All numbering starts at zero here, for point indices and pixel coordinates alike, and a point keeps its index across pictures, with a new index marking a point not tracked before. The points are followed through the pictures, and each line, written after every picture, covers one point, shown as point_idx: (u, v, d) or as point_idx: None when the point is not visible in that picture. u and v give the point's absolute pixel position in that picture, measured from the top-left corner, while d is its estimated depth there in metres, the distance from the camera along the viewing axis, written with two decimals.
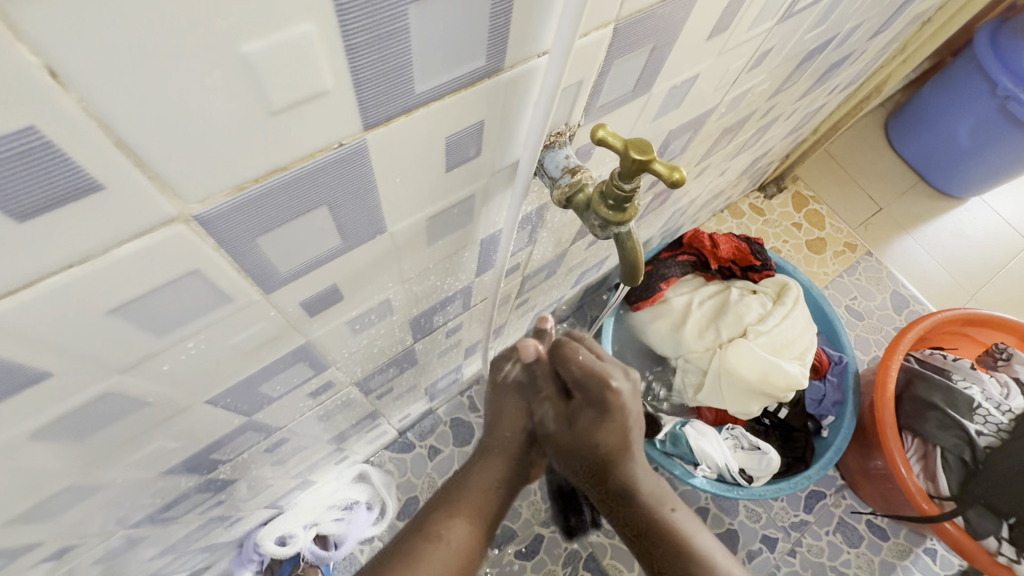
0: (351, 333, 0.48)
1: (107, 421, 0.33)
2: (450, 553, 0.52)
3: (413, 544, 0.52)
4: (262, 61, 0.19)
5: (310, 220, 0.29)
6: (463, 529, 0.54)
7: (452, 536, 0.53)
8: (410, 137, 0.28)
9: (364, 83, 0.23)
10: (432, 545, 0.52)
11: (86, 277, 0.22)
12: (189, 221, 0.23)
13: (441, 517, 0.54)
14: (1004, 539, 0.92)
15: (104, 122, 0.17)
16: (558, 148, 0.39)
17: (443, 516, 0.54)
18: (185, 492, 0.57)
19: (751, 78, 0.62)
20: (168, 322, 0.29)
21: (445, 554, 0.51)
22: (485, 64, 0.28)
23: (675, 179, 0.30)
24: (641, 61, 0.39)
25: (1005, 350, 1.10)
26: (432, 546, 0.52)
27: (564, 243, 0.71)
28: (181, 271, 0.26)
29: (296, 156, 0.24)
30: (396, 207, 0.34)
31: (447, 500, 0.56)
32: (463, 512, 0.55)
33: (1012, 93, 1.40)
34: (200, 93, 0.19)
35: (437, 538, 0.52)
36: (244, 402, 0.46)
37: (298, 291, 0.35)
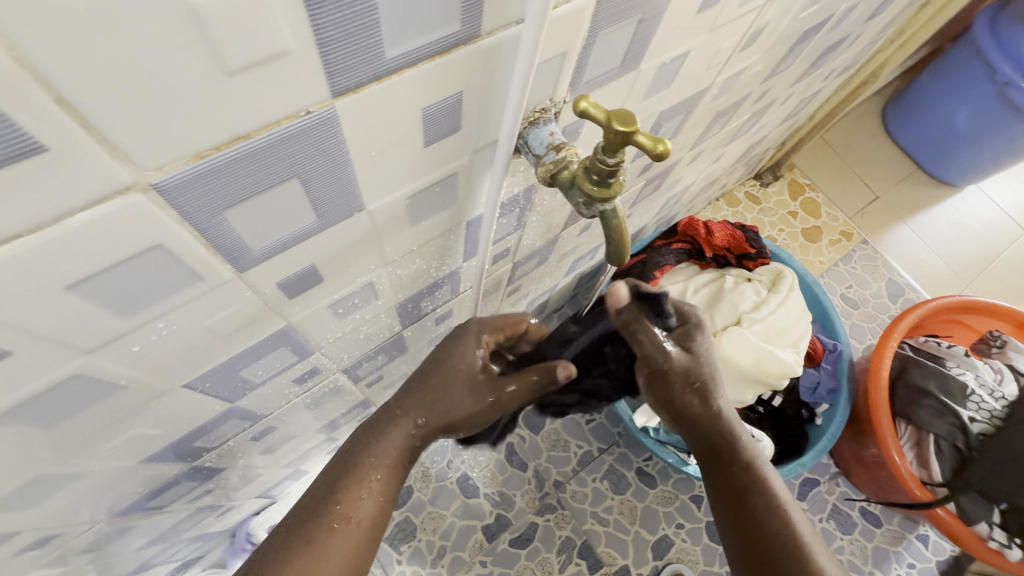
0: (335, 317, 0.47)
1: (77, 405, 0.32)
2: (354, 535, 0.45)
3: (314, 528, 0.44)
4: (213, 13, 0.18)
5: (281, 194, 0.28)
6: (370, 504, 0.47)
7: (360, 514, 0.46)
8: (383, 107, 0.27)
9: (328, 43, 0.22)
10: (333, 531, 0.45)
11: (36, 249, 0.21)
12: (146, 190, 0.22)
13: (346, 494, 0.46)
14: (996, 525, 0.93)
15: (41, 76, 0.16)
16: (542, 124, 0.38)
17: (347, 494, 0.46)
18: (170, 480, 0.56)
19: (744, 58, 0.61)
20: (135, 301, 0.28)
21: (348, 537, 0.45)
22: (460, 29, 0.26)
23: (660, 152, 0.29)
24: (627, 34, 0.38)
25: (1000, 337, 1.11)
26: (335, 531, 0.45)
27: (555, 228, 0.70)
28: (143, 245, 0.25)
29: (259, 122, 0.23)
30: (373, 183, 0.33)
31: (352, 472, 0.47)
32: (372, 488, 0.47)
33: (1012, 79, 1.39)
34: (146, 47, 0.18)
35: (343, 522, 0.45)
36: (225, 388, 0.45)
37: (274, 271, 0.34)
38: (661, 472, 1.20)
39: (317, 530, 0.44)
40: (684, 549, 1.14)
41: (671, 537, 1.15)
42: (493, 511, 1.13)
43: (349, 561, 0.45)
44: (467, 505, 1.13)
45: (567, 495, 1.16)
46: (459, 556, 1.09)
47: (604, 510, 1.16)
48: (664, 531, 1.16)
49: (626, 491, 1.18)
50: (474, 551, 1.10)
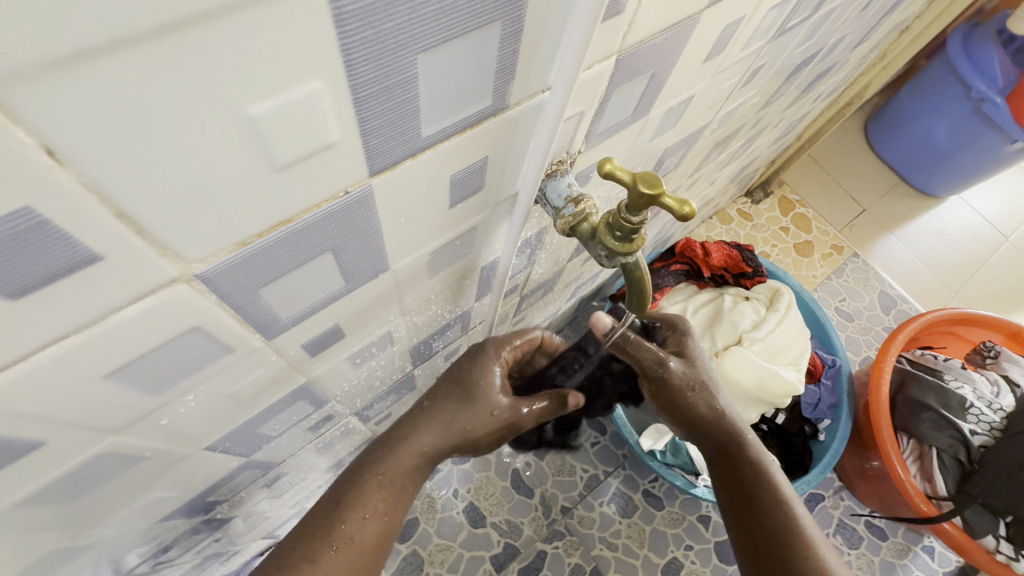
0: (352, 367, 0.47)
1: (101, 479, 0.32)
2: (357, 555, 0.41)
3: (312, 547, 0.40)
4: (268, 120, 0.18)
5: (315, 267, 0.28)
6: (372, 522, 0.42)
7: (365, 534, 0.42)
8: (415, 179, 0.28)
9: (371, 132, 0.22)
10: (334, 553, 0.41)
11: (80, 346, 0.21)
12: (191, 280, 0.22)
13: (345, 513, 0.42)
14: (1002, 538, 0.93)
15: (104, 195, 0.16)
16: (560, 176, 0.39)
17: (340, 514, 0.42)
18: (180, 534, 0.55)
19: (742, 94, 0.63)
20: (167, 379, 0.28)
21: (349, 560, 0.41)
22: (491, 103, 0.27)
23: (686, 213, 0.30)
24: (640, 87, 0.39)
25: (993, 348, 1.13)
26: (335, 552, 0.41)
27: (561, 261, 0.71)
28: (183, 327, 0.25)
29: (301, 207, 0.23)
30: (398, 246, 0.33)
31: (354, 487, 0.43)
32: (377, 505, 0.43)
33: (986, 95, 1.44)
34: (202, 157, 0.18)
35: (345, 542, 0.41)
36: (243, 445, 0.44)
37: (300, 334, 0.34)
38: (667, 492, 1.20)
39: (313, 550, 0.40)
40: (694, 571, 1.13)
41: (680, 559, 1.14)
42: (500, 540, 1.12)
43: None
44: (474, 535, 1.12)
45: (575, 521, 1.16)
46: None
47: (612, 534, 1.15)
48: (673, 553, 1.15)
49: (634, 513, 1.18)
50: None
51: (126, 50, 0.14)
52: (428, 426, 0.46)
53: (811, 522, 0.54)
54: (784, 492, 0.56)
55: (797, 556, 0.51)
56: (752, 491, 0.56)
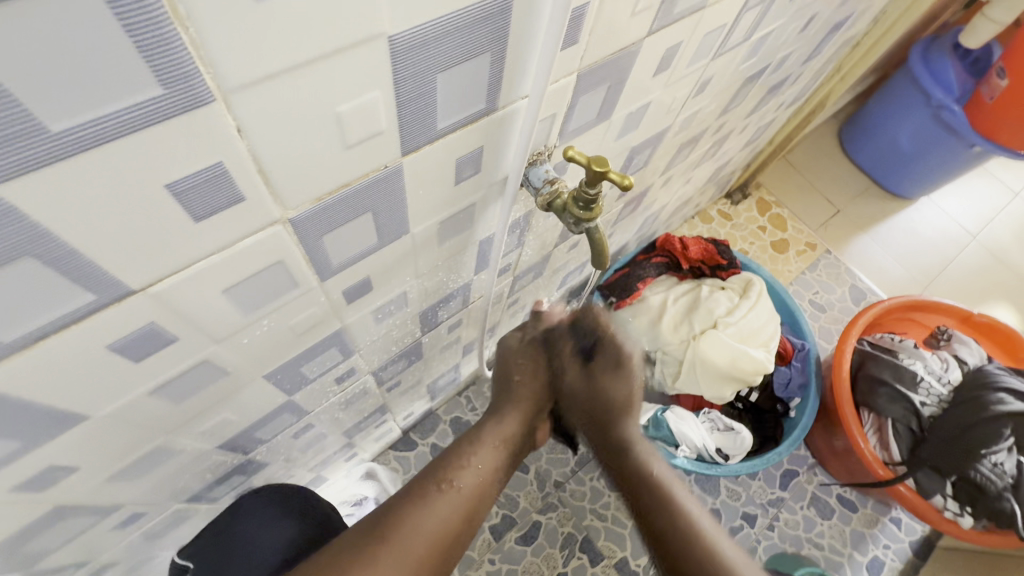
0: (375, 321, 0.58)
1: (197, 387, 0.43)
2: (458, 497, 0.54)
3: (425, 489, 0.53)
4: (348, 115, 0.30)
5: (360, 223, 0.39)
6: (470, 477, 0.56)
7: (465, 484, 0.55)
8: (431, 160, 0.39)
9: (405, 125, 0.34)
10: (442, 492, 0.53)
11: (217, 263, 0.32)
12: (286, 222, 0.33)
13: (447, 466, 0.55)
14: (949, 497, 1.03)
15: (256, 158, 0.28)
16: (539, 165, 0.50)
17: (452, 466, 0.55)
18: (228, 470, 0.66)
19: (698, 101, 0.75)
20: (255, 302, 0.39)
21: (453, 500, 0.53)
22: (485, 106, 0.38)
23: (627, 184, 0.42)
24: (600, 96, 0.50)
25: (946, 332, 1.24)
26: (441, 492, 0.53)
27: (548, 245, 0.82)
28: (274, 259, 0.36)
29: (358, 175, 0.35)
30: (417, 212, 0.44)
31: (456, 449, 0.57)
32: (475, 465, 0.57)
33: (944, 103, 1.57)
34: (309, 138, 0.29)
35: (448, 486, 0.54)
36: (288, 381, 0.55)
37: (343, 280, 0.45)
38: None
39: (424, 491, 0.53)
40: None
41: None
42: (499, 511, 1.22)
43: (453, 518, 0.53)
44: None
45: (567, 494, 1.26)
46: (470, 555, 1.17)
47: (602, 506, 1.25)
48: None
49: None
50: (483, 548, 1.18)
51: (285, 75, 0.25)
52: (511, 409, 0.63)
53: (696, 506, 0.59)
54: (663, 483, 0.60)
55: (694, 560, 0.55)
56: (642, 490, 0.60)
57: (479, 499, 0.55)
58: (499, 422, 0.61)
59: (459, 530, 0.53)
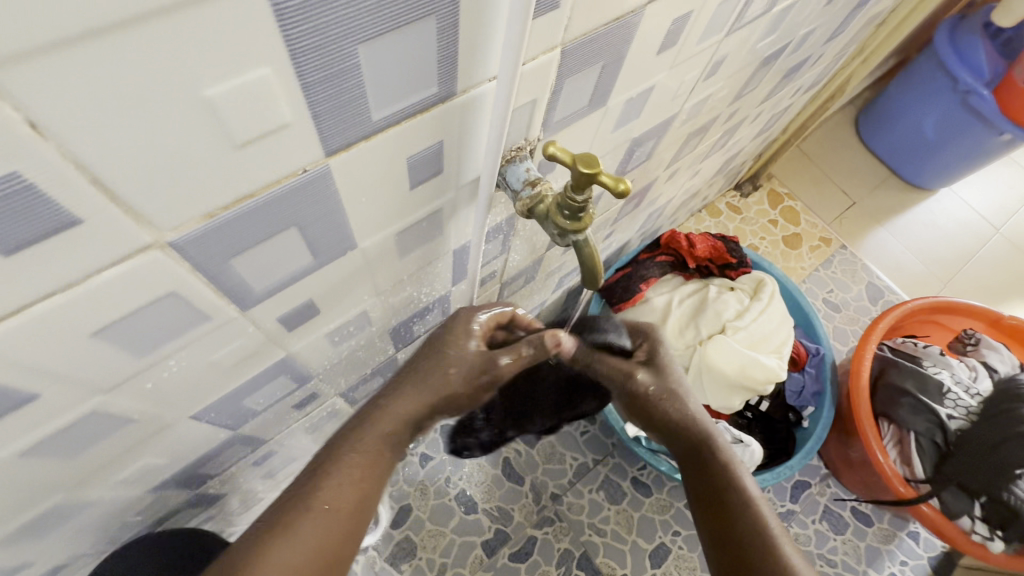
0: (331, 345, 0.50)
1: (92, 439, 0.35)
2: (336, 522, 0.43)
3: (289, 514, 0.42)
4: (224, 102, 0.21)
5: (282, 242, 0.31)
6: (346, 491, 0.44)
7: (344, 501, 0.44)
8: (371, 160, 0.31)
9: (322, 114, 0.25)
10: (320, 517, 0.42)
11: (65, 303, 0.24)
12: (163, 247, 0.25)
13: (322, 482, 0.43)
14: (977, 519, 0.95)
15: (81, 164, 0.19)
16: (519, 162, 0.42)
17: (323, 480, 0.44)
18: (174, 507, 0.58)
19: (709, 85, 0.65)
20: (148, 343, 0.31)
21: (331, 524, 0.42)
22: (438, 90, 0.30)
23: (621, 190, 0.33)
24: (592, 78, 0.41)
25: (973, 336, 1.15)
26: (313, 519, 0.42)
27: (539, 249, 0.73)
28: (160, 293, 0.28)
29: (263, 183, 0.26)
30: (363, 224, 0.36)
31: (334, 455, 0.45)
32: (351, 474, 0.44)
33: (972, 87, 1.45)
34: (167, 134, 0.21)
35: (324, 510, 0.43)
36: (228, 417, 0.47)
37: (275, 307, 0.37)
38: (655, 480, 1.22)
39: (292, 519, 0.41)
40: (681, 557, 1.16)
41: (668, 545, 1.17)
42: (491, 526, 1.14)
43: (328, 545, 0.42)
44: (466, 520, 1.14)
45: (564, 507, 1.18)
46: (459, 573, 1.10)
47: (601, 520, 1.18)
48: (661, 539, 1.17)
49: (622, 500, 1.20)
50: (474, 566, 1.11)
51: (94, 39, 0.17)
52: (407, 388, 0.49)
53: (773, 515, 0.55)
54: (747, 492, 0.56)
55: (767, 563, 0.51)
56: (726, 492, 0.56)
57: (363, 508, 0.45)
58: (392, 411, 0.48)
59: (336, 553, 0.43)
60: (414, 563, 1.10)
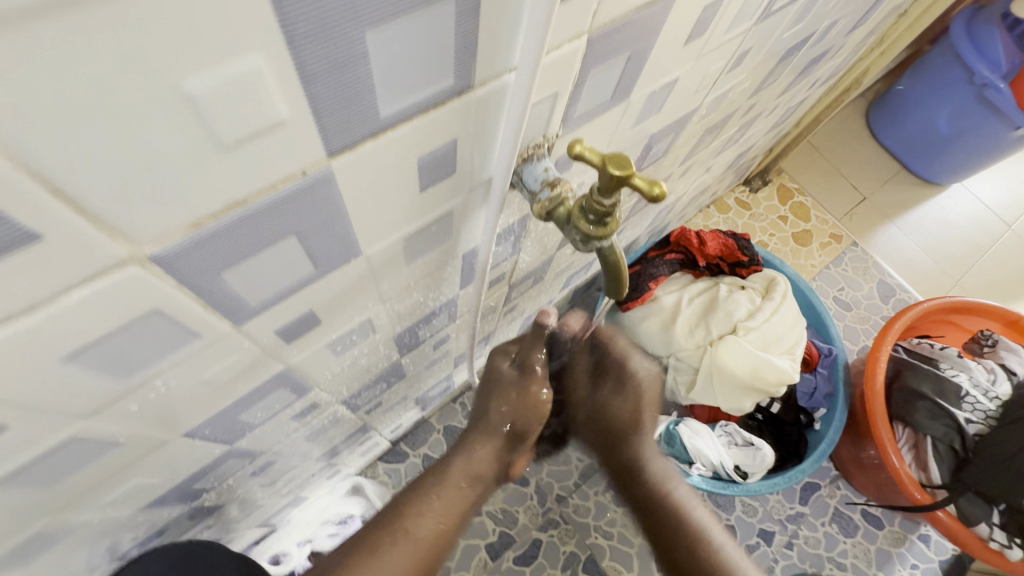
0: (333, 354, 0.47)
1: (74, 466, 0.32)
2: (413, 549, 0.48)
3: (377, 540, 0.47)
4: (208, 95, 0.18)
5: (279, 250, 0.28)
6: (427, 522, 0.49)
7: (422, 532, 0.49)
8: (379, 160, 0.27)
9: (324, 110, 0.22)
10: (395, 546, 0.47)
11: (30, 327, 0.21)
12: (144, 261, 0.22)
13: (406, 512, 0.49)
14: (996, 526, 0.94)
15: (36, 171, 0.16)
16: (537, 161, 0.38)
17: (410, 511, 0.50)
18: (169, 520, 0.55)
19: (731, 78, 0.62)
20: (131, 364, 0.27)
21: (409, 552, 0.47)
22: (454, 83, 0.26)
23: (657, 194, 0.30)
24: (617, 69, 0.38)
25: (991, 337, 1.12)
26: (395, 545, 0.47)
27: (550, 249, 0.70)
28: (142, 311, 0.24)
29: (256, 188, 0.23)
30: (369, 230, 0.33)
31: (417, 489, 0.52)
32: (431, 507, 0.50)
33: (989, 80, 1.41)
34: (142, 133, 0.18)
35: (403, 535, 0.48)
36: (224, 432, 0.44)
37: (273, 320, 0.34)
38: None
39: (375, 543, 0.47)
40: None
41: None
42: (495, 529, 1.10)
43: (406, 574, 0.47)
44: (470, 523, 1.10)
45: (570, 509, 1.14)
46: None
47: (607, 523, 1.14)
48: None
49: None
50: (479, 570, 1.07)
51: (37, 18, 0.13)
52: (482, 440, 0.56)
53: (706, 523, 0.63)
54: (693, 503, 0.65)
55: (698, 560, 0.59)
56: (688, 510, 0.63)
57: (437, 548, 0.49)
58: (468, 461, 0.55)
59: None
60: None
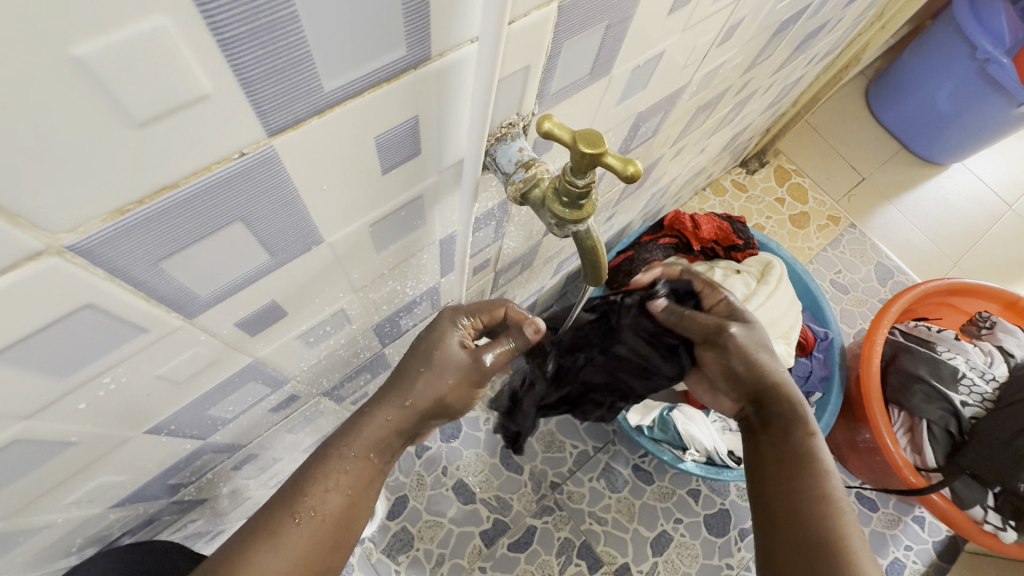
0: (307, 346, 0.45)
1: (24, 466, 0.31)
2: (319, 529, 0.41)
3: (273, 521, 0.40)
4: (104, 64, 0.16)
5: (224, 239, 0.26)
6: (335, 496, 0.42)
7: (329, 506, 0.42)
8: (330, 139, 0.25)
9: (254, 83, 0.20)
10: (298, 527, 0.40)
11: None
12: (62, 252, 0.20)
13: (315, 487, 0.42)
14: (990, 508, 0.93)
15: None
16: (511, 141, 0.36)
17: (308, 489, 0.42)
18: (148, 515, 0.54)
19: (722, 52, 0.59)
20: (70, 362, 0.26)
21: (313, 533, 0.41)
22: (408, 54, 0.24)
23: (631, 173, 0.29)
24: (595, 41, 0.36)
25: (989, 318, 1.11)
26: (299, 525, 0.40)
27: (537, 234, 0.68)
28: (70, 306, 0.23)
29: (186, 171, 0.21)
30: (328, 216, 0.31)
31: (318, 463, 0.43)
32: (338, 480, 0.43)
33: (991, 56, 1.38)
34: (33, 107, 0.16)
35: (308, 515, 0.41)
36: (194, 427, 0.43)
37: (230, 312, 0.32)
38: (658, 467, 1.16)
39: (276, 519, 0.40)
40: (684, 544, 1.11)
41: (670, 533, 1.11)
42: (490, 516, 1.09)
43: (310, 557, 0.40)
44: (463, 511, 1.09)
45: (565, 496, 1.13)
46: (459, 563, 1.05)
47: (602, 508, 1.12)
48: (662, 527, 1.12)
49: (624, 488, 1.14)
50: (473, 557, 1.06)
51: None
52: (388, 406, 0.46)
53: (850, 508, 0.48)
54: (808, 456, 0.52)
55: (817, 518, 0.46)
56: (791, 463, 0.52)
57: (346, 520, 0.43)
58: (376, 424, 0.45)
59: (326, 558, 0.42)
60: (411, 555, 1.05)
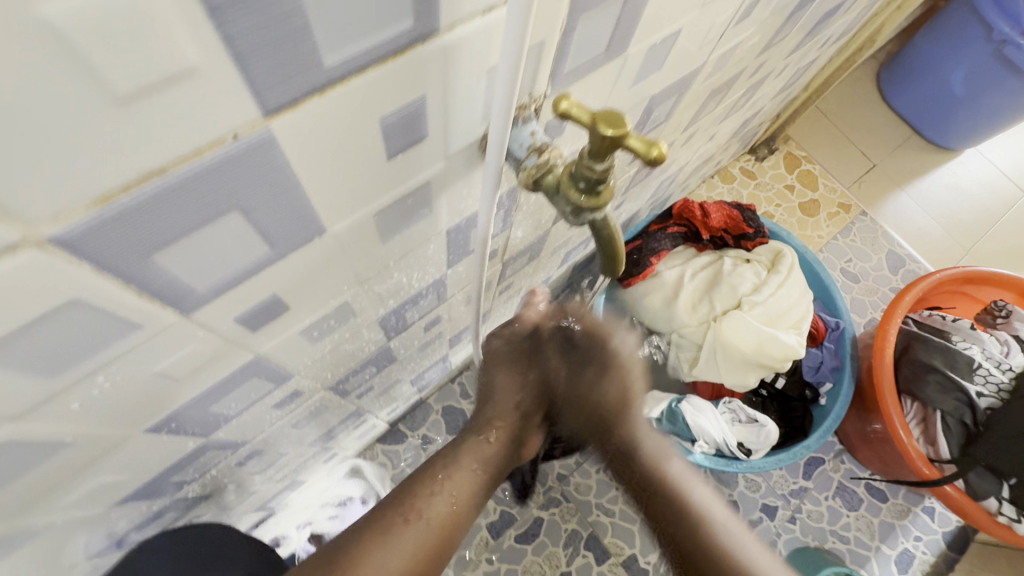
0: (310, 341, 0.44)
1: (18, 468, 0.29)
2: (429, 533, 0.45)
3: (388, 521, 0.44)
4: (78, 29, 0.14)
5: (220, 229, 0.24)
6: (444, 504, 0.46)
7: (438, 513, 0.46)
8: (331, 120, 0.23)
9: (247, 55, 0.18)
10: (406, 528, 0.44)
11: None
12: (42, 244, 0.19)
13: (422, 495, 0.46)
14: (1005, 500, 0.92)
15: None
16: (524, 123, 0.34)
17: (423, 491, 0.46)
18: (154, 510, 0.53)
19: (738, 32, 0.57)
20: (61, 361, 0.24)
21: (421, 536, 0.44)
22: (415, 26, 0.22)
23: (654, 156, 0.27)
24: (612, 16, 0.34)
25: (1004, 307, 1.08)
26: (409, 525, 0.44)
27: (545, 224, 0.67)
28: (57, 301, 0.21)
29: (176, 154, 0.19)
30: (331, 203, 0.29)
31: (425, 475, 0.47)
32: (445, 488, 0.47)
33: (1009, 37, 1.34)
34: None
35: (417, 517, 0.45)
36: (196, 424, 0.41)
37: (228, 307, 0.30)
38: None
39: (387, 528, 0.43)
40: None
41: None
42: (496, 508, 1.08)
43: (417, 558, 0.44)
44: None
45: (571, 488, 1.11)
46: (466, 555, 1.05)
47: (609, 500, 1.11)
48: None
49: None
50: (480, 548, 1.06)
51: None
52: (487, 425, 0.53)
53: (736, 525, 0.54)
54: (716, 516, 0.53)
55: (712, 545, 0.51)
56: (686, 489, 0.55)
57: (454, 527, 0.46)
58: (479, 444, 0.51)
59: (431, 563, 0.45)
60: None
